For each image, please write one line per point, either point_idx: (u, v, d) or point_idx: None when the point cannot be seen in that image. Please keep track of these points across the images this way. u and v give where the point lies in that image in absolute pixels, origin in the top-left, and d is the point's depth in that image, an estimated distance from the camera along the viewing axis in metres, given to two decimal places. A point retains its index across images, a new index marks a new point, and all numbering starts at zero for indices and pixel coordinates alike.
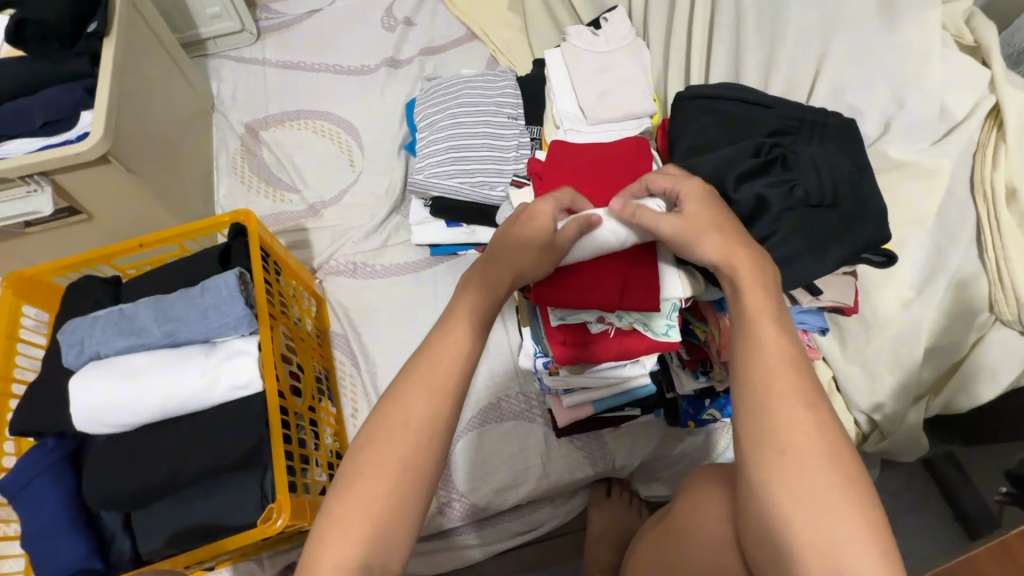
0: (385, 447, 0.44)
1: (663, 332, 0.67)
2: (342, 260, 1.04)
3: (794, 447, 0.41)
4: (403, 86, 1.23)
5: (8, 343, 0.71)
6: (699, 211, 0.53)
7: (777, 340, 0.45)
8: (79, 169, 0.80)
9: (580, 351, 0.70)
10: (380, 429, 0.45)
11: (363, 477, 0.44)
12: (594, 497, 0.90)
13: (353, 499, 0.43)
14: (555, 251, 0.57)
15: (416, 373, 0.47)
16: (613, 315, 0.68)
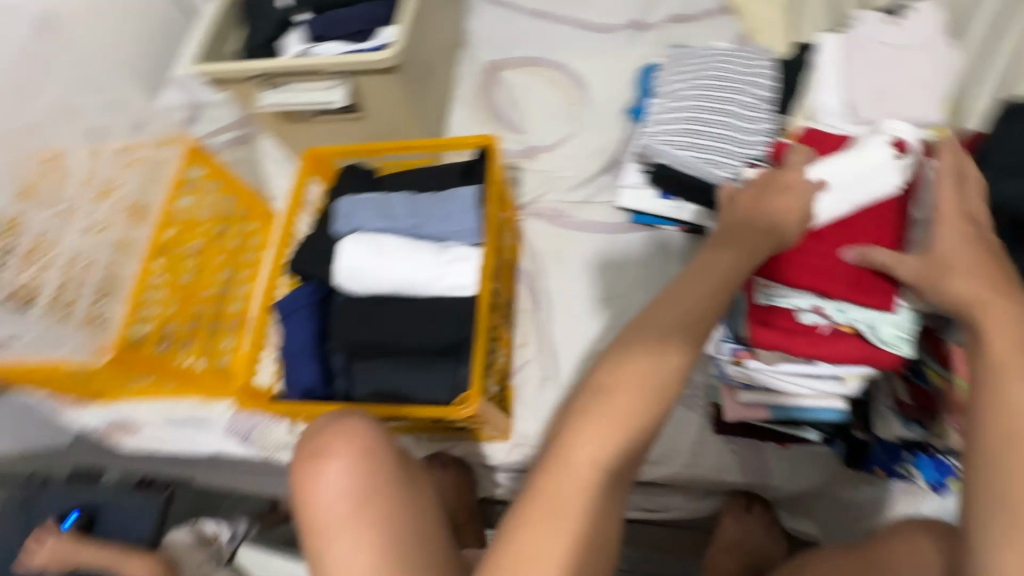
0: (590, 443, 0.52)
1: (888, 340, 0.63)
2: (546, 205, 1.10)
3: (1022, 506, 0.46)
4: (642, 50, 1.22)
5: (297, 202, 0.89)
6: (953, 249, 0.54)
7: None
8: (371, 76, 0.95)
9: (785, 338, 0.67)
10: (590, 404, 0.54)
11: (568, 463, 0.52)
12: (731, 507, 0.86)
13: (559, 479, 0.51)
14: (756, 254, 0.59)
15: (615, 367, 0.54)
16: (831, 307, 0.65)
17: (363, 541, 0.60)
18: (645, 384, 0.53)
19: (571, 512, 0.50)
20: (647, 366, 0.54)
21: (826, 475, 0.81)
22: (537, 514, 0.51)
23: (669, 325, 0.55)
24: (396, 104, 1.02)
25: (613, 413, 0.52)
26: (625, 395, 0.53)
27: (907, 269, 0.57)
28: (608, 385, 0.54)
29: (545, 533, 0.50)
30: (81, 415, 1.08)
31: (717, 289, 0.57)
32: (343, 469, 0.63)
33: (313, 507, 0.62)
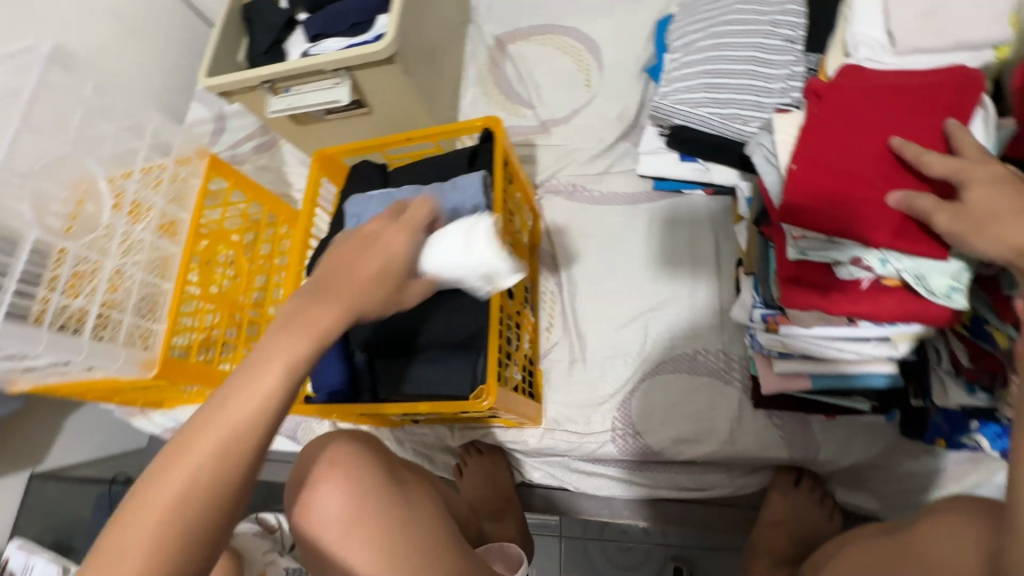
0: (226, 409, 0.43)
1: (943, 293, 0.54)
2: (564, 181, 1.06)
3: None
4: (658, 2, 1.13)
5: (311, 205, 0.90)
6: (985, 200, 0.48)
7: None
8: (371, 68, 0.93)
9: (820, 297, 0.60)
10: (196, 435, 0.42)
11: (206, 429, 0.42)
12: (777, 482, 0.82)
13: (190, 449, 0.42)
14: (399, 298, 0.52)
15: (213, 409, 0.43)
16: (873, 257, 0.56)
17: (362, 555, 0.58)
18: (296, 344, 0.45)
19: (198, 478, 0.42)
20: (300, 329, 0.46)
21: (883, 447, 0.75)
22: (160, 487, 0.41)
23: (303, 321, 0.46)
24: (400, 93, 1.00)
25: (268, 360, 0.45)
26: (260, 362, 0.44)
27: (941, 219, 0.50)
28: (201, 419, 0.43)
29: (160, 507, 0.41)
30: (150, 420, 1.17)
31: (372, 281, 0.49)
32: (334, 491, 0.60)
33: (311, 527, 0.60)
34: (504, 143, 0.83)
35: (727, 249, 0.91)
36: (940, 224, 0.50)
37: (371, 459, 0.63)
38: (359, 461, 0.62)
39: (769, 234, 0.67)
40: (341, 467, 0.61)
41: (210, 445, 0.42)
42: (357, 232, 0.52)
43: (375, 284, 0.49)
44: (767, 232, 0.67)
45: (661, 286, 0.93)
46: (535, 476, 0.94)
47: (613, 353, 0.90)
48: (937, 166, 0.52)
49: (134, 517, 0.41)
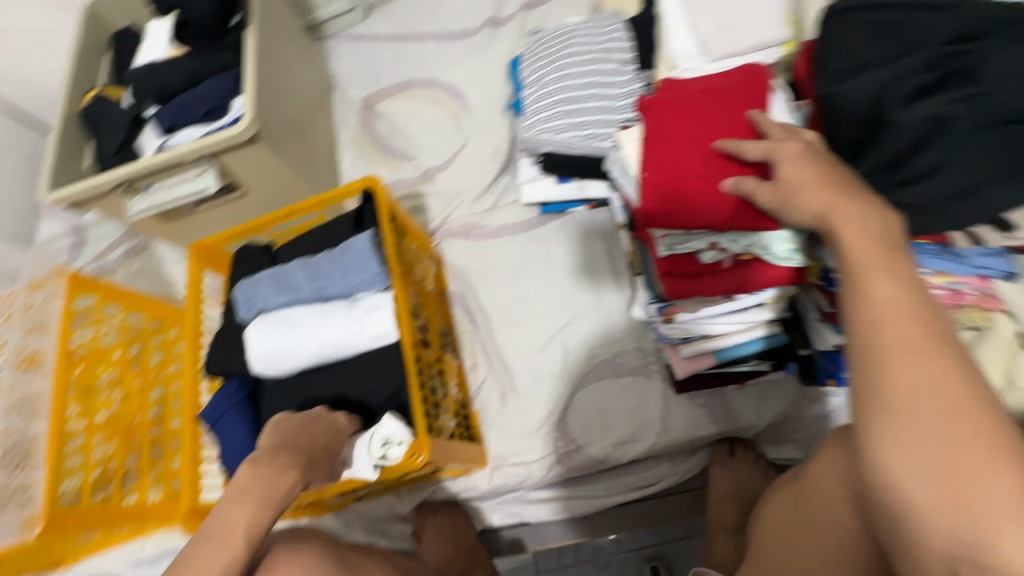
0: (243, 496, 0.55)
1: (784, 256, 0.62)
2: (457, 223, 1.08)
3: (906, 402, 0.40)
4: (506, 45, 1.22)
5: (196, 301, 0.85)
6: (796, 172, 0.53)
7: (887, 294, 0.44)
8: (236, 150, 0.91)
9: (694, 283, 0.68)
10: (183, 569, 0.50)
11: (208, 544, 0.52)
12: (716, 457, 0.86)
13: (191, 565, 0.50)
14: (335, 456, 0.65)
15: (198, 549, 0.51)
16: (725, 240, 0.64)
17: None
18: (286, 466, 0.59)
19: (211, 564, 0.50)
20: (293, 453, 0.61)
21: (789, 401, 0.83)
22: None
23: (260, 479, 0.57)
24: (273, 170, 0.98)
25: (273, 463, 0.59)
26: (240, 500, 0.55)
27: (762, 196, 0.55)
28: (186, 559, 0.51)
29: None
30: None
31: (319, 445, 0.64)
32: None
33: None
34: (387, 199, 0.83)
35: (618, 253, 0.98)
36: (761, 199, 0.56)
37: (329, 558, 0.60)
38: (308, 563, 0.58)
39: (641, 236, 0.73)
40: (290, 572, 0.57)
41: (224, 541, 0.52)
42: (298, 416, 0.67)
43: (318, 445, 0.64)
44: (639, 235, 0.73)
45: (568, 301, 0.97)
46: (495, 518, 0.92)
47: (541, 375, 0.92)
48: (753, 151, 0.58)
49: None
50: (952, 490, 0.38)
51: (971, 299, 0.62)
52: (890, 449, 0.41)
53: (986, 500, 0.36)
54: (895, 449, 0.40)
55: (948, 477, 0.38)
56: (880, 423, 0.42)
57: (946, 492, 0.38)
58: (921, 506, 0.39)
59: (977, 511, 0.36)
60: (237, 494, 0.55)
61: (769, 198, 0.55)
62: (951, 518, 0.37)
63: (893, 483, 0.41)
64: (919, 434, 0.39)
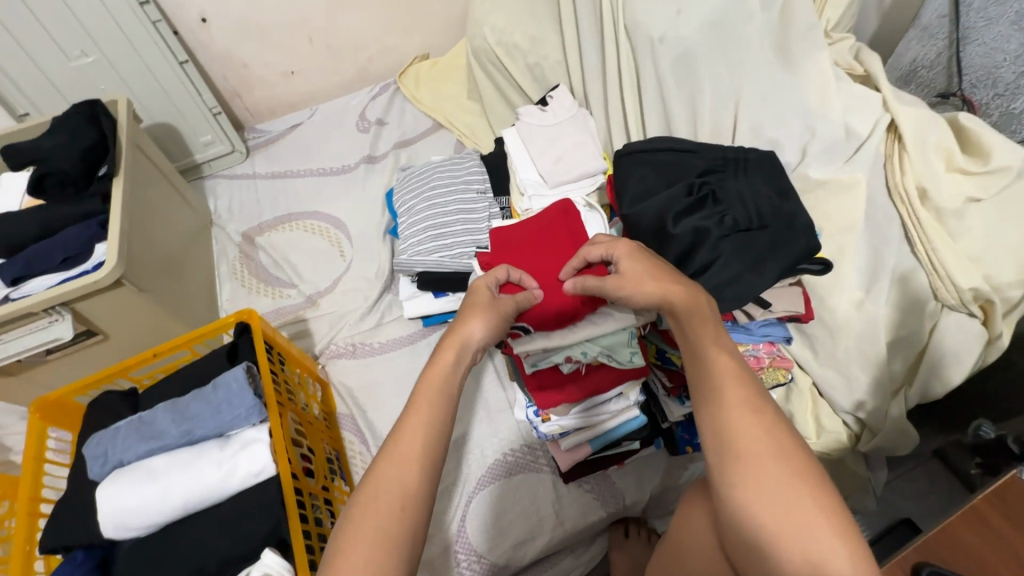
0: (406, 447, 0.49)
1: (628, 359, 0.71)
2: (342, 343, 1.10)
3: (749, 450, 0.47)
4: (382, 178, 1.35)
5: (36, 465, 0.75)
6: (631, 266, 0.63)
7: (721, 359, 0.52)
8: (96, 295, 0.88)
9: (561, 392, 0.76)
10: (399, 453, 0.48)
11: (388, 451, 0.49)
12: (613, 540, 0.89)
13: (380, 475, 0.47)
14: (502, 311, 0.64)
15: (389, 449, 0.49)
16: (577, 353, 0.72)
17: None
18: (439, 374, 0.54)
19: (378, 525, 0.44)
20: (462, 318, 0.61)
21: (664, 473, 0.90)
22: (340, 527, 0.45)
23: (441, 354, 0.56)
24: (138, 311, 0.95)
25: (428, 389, 0.53)
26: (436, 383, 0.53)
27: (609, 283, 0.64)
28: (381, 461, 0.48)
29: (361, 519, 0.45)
30: None
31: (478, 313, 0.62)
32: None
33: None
34: (263, 329, 0.85)
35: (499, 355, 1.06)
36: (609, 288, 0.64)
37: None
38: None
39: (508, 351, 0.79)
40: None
41: (384, 501, 0.46)
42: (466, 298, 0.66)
43: (488, 306, 0.63)
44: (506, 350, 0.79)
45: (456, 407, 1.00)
46: None
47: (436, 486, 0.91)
48: (593, 252, 0.69)
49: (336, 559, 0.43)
50: (793, 519, 0.43)
51: (770, 361, 0.78)
52: (744, 492, 0.45)
53: (817, 522, 0.42)
54: (748, 492, 0.45)
55: (790, 508, 0.43)
56: (734, 471, 0.46)
57: (789, 521, 0.43)
58: (773, 540, 0.43)
59: (814, 533, 0.42)
60: (403, 443, 0.49)
61: (616, 284, 0.63)
62: (796, 546, 0.42)
63: (751, 522, 0.45)
64: (764, 475, 0.45)
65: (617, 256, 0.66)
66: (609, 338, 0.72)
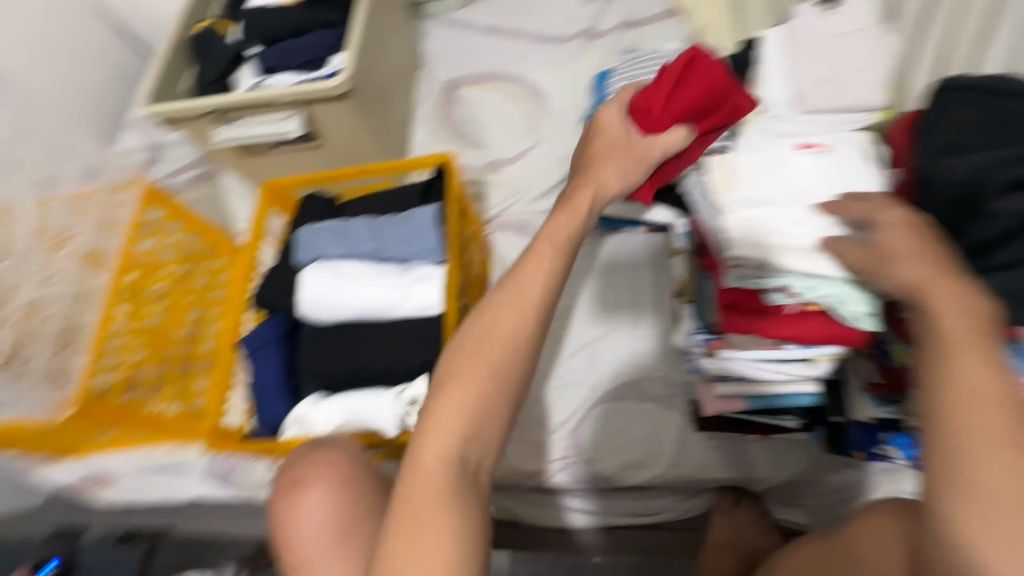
0: (512, 308, 0.55)
1: (856, 315, 0.60)
2: (512, 218, 1.09)
3: (988, 491, 0.40)
4: (596, 58, 1.24)
5: (258, 234, 0.88)
6: (897, 240, 0.52)
7: (976, 377, 0.43)
8: (325, 102, 0.94)
9: (757, 321, 0.66)
10: (497, 306, 0.56)
11: (501, 307, 0.56)
12: (721, 502, 0.85)
13: (490, 332, 0.55)
14: (637, 151, 0.66)
15: (501, 303, 0.56)
16: (799, 285, 0.62)
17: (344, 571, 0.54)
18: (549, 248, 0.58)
19: (492, 366, 0.53)
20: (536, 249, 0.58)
21: (810, 463, 0.81)
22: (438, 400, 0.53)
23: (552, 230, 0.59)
24: (351, 128, 1.01)
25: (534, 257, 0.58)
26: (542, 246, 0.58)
27: (859, 254, 0.56)
28: (487, 322, 0.55)
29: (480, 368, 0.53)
30: (50, 472, 1.01)
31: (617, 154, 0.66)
32: (323, 493, 0.56)
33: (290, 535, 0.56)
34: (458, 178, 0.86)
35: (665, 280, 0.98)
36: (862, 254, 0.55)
37: (370, 468, 0.60)
38: (359, 472, 0.59)
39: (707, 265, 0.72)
40: (340, 472, 0.58)
41: (490, 353, 0.54)
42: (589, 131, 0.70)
43: (616, 137, 0.67)
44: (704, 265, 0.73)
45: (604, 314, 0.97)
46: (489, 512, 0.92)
47: (564, 382, 0.92)
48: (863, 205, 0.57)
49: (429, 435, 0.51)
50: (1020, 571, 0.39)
51: None
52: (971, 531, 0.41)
53: None
54: (974, 534, 0.41)
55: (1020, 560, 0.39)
56: (954, 504, 0.42)
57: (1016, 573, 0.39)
58: None
59: None
60: (510, 302, 0.56)
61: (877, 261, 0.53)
62: None
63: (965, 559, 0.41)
64: (997, 517, 0.40)
65: (879, 224, 0.55)
66: (841, 285, 0.60)
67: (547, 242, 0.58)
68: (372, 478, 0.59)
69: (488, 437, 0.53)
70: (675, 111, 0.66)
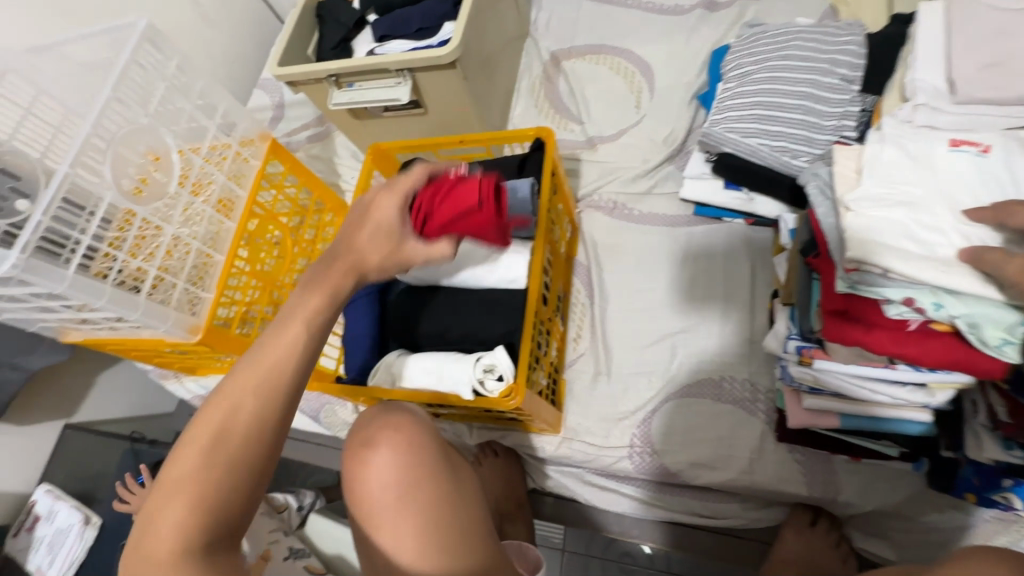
0: (254, 371, 0.47)
1: (994, 344, 0.52)
2: (605, 197, 1.07)
3: None
4: (715, 32, 1.15)
5: (362, 194, 0.94)
6: None
7: None
8: (433, 70, 0.97)
9: (865, 334, 0.59)
10: (243, 371, 0.47)
11: (248, 366, 0.47)
12: (794, 520, 0.80)
13: (229, 400, 0.47)
14: (397, 257, 0.53)
15: (248, 363, 0.48)
16: (927, 301, 0.54)
17: (403, 535, 0.54)
18: (312, 302, 0.50)
19: (223, 441, 0.46)
20: (303, 298, 0.50)
21: (908, 495, 0.73)
22: (172, 474, 0.45)
23: (316, 281, 0.51)
24: (456, 97, 1.03)
25: (297, 309, 0.50)
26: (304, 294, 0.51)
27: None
28: (231, 388, 0.47)
29: (213, 443, 0.45)
30: (183, 385, 1.21)
31: (369, 241, 0.52)
32: (389, 455, 0.57)
33: (355, 493, 0.57)
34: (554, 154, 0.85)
35: (762, 278, 0.92)
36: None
37: (435, 435, 0.60)
38: (424, 439, 0.59)
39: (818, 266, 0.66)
40: (406, 438, 0.58)
41: (234, 424, 0.46)
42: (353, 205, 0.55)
43: (387, 225, 0.53)
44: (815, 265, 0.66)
45: (689, 307, 0.93)
46: (549, 484, 0.94)
47: (639, 370, 0.91)
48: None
49: (154, 521, 0.44)
50: None
51: None
52: None
53: None
54: None
55: None
56: None
57: None
58: None
59: None
60: (264, 361, 0.48)
61: None
62: None
63: None
64: None
65: None
66: (983, 306, 0.52)
67: (315, 288, 0.51)
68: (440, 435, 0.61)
69: (239, 496, 0.46)
70: (450, 226, 0.57)
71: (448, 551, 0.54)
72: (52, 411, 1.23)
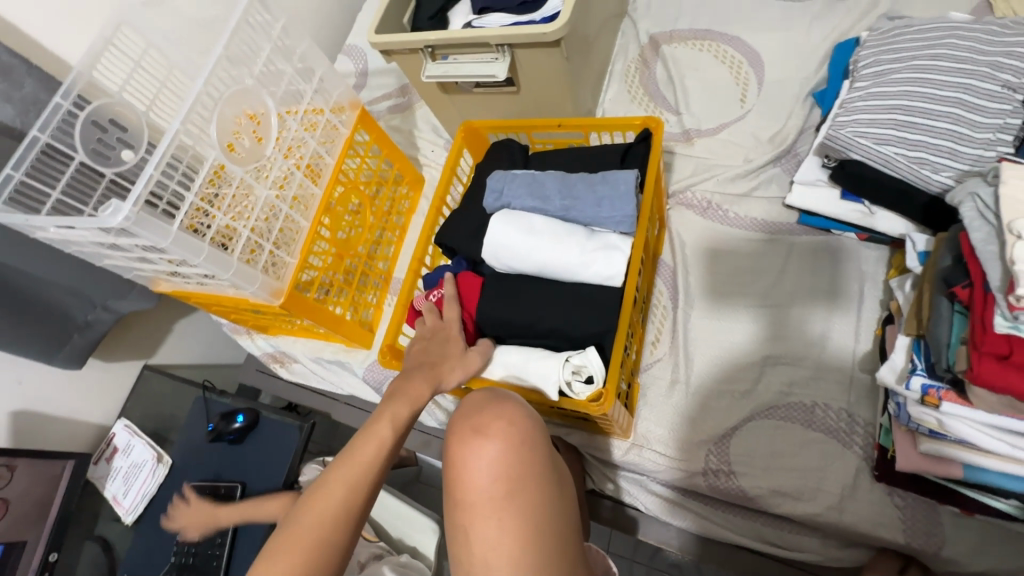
0: (344, 473, 0.57)
1: None
2: (699, 195, 1.00)
3: None
4: (841, 23, 1.05)
5: (450, 173, 0.91)
6: None
7: None
8: (534, 48, 0.92)
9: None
10: (334, 473, 0.57)
11: (341, 468, 0.58)
12: (880, 568, 0.73)
13: (321, 498, 0.56)
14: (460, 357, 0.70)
15: (339, 464, 0.58)
16: None
17: (508, 529, 0.53)
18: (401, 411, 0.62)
19: (319, 531, 0.55)
20: (397, 400, 0.63)
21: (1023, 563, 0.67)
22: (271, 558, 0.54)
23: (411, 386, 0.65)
24: (553, 77, 0.98)
25: (387, 415, 0.61)
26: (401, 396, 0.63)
27: None
28: (320, 488, 0.57)
29: (304, 537, 0.55)
30: (253, 341, 1.25)
31: (445, 350, 0.70)
32: (496, 448, 0.56)
33: (462, 479, 0.57)
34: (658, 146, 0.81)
35: (872, 301, 0.85)
36: None
37: (544, 427, 0.60)
38: (535, 432, 0.59)
39: (965, 298, 0.59)
40: (520, 428, 0.58)
41: (326, 517, 0.56)
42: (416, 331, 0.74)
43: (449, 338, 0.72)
44: (961, 295, 0.59)
45: (784, 323, 0.87)
46: (610, 488, 0.91)
47: (722, 385, 0.85)
48: None
49: None
50: None
51: None
52: None
53: None
54: None
55: None
56: None
57: None
58: None
59: None
60: (350, 465, 0.58)
61: None
62: None
63: None
64: None
65: None
66: None
67: (403, 398, 0.63)
68: (544, 438, 0.60)
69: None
70: None
71: (549, 553, 0.53)
72: (134, 351, 1.31)
